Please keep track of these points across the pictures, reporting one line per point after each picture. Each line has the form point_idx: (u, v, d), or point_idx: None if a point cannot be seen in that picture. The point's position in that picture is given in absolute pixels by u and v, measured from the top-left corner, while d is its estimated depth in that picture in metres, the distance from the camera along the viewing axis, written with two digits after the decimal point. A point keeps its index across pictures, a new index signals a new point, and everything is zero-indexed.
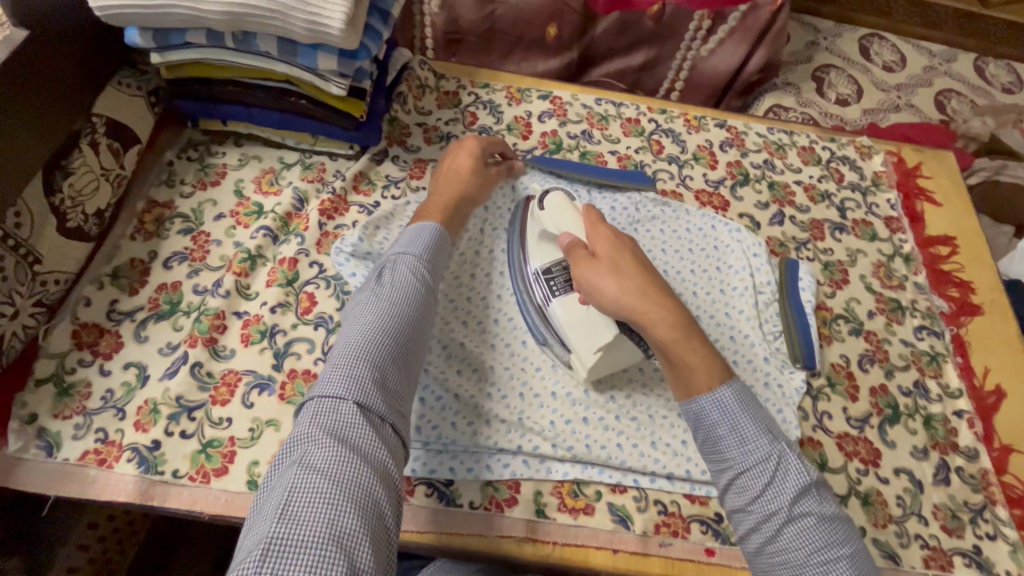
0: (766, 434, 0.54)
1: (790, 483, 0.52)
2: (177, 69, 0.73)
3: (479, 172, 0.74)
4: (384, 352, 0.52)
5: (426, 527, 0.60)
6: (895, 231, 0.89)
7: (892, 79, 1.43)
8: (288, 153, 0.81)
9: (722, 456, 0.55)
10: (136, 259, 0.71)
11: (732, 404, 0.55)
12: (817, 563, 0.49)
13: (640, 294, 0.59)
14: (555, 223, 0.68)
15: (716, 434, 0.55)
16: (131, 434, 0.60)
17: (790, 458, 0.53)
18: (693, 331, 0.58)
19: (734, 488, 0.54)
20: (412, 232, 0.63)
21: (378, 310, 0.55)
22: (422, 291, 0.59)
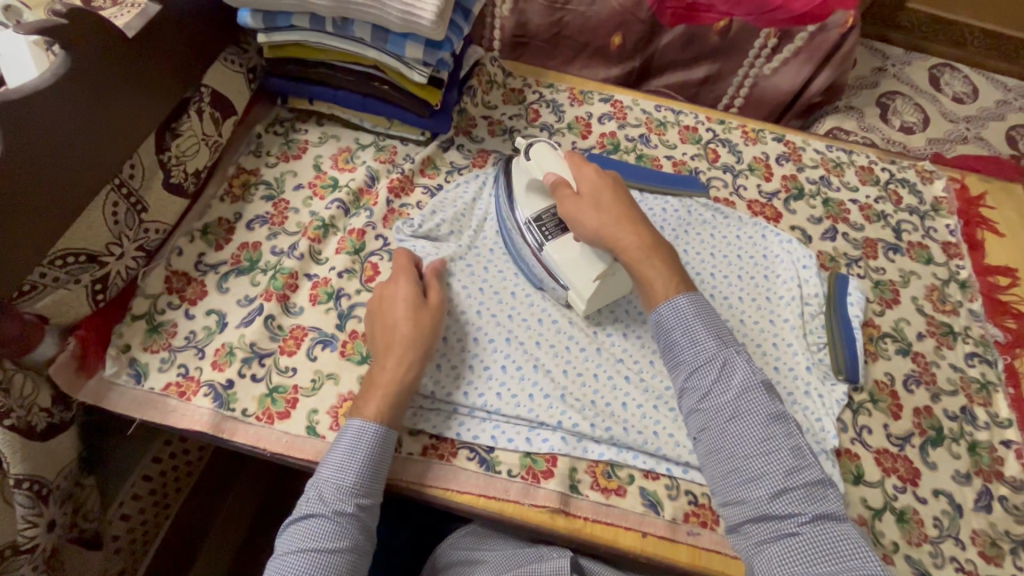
0: (716, 336, 0.59)
1: (735, 382, 0.57)
2: (277, 48, 0.81)
3: (422, 307, 0.66)
4: (337, 512, 0.56)
5: (466, 489, 0.63)
6: (952, 257, 0.88)
7: (961, 111, 1.40)
8: (364, 134, 0.87)
9: (677, 359, 0.60)
10: (224, 218, 0.78)
11: (687, 311, 0.60)
12: (760, 454, 0.54)
13: (614, 223, 0.65)
14: (542, 169, 0.73)
15: (673, 339, 0.61)
16: (209, 372, 0.66)
17: (736, 357, 0.58)
18: (657, 252, 0.64)
19: (687, 389, 0.59)
20: (358, 430, 0.59)
21: (333, 470, 0.57)
22: (364, 506, 0.57)
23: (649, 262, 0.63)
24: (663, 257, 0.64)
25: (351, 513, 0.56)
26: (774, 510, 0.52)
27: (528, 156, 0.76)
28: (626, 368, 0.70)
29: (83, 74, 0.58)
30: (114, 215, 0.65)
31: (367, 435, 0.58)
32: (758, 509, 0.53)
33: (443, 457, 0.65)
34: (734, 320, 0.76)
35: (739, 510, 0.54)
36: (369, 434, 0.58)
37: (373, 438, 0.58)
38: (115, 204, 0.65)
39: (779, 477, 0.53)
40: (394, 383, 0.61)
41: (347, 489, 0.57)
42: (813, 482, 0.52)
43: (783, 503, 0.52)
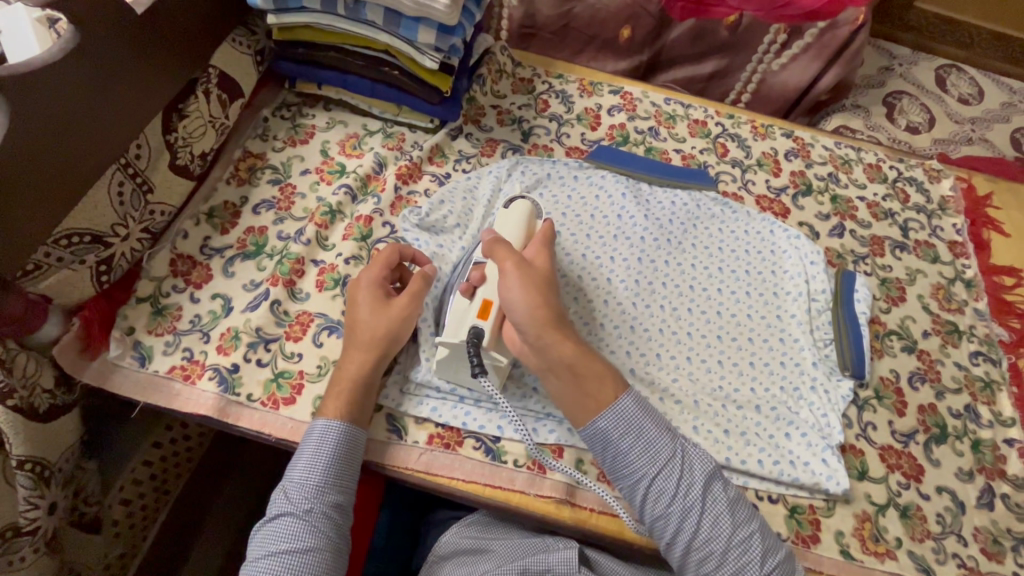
0: (664, 430, 0.58)
1: (696, 479, 0.56)
2: (287, 31, 0.80)
3: (385, 309, 0.64)
4: (305, 512, 0.55)
5: (473, 477, 0.63)
6: (959, 256, 0.88)
7: (967, 112, 1.40)
8: (372, 121, 0.87)
9: (627, 463, 0.57)
10: (229, 202, 0.77)
11: (633, 410, 0.58)
12: (737, 544, 0.55)
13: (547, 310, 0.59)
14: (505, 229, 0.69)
15: (622, 444, 0.57)
16: (214, 356, 0.65)
17: (691, 453, 0.58)
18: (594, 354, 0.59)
19: (650, 496, 0.56)
20: (314, 440, 0.58)
21: (299, 469, 0.57)
22: (329, 502, 0.57)
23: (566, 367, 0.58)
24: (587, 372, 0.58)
25: (320, 510, 0.56)
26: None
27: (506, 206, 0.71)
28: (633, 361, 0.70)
29: (92, 49, 0.57)
30: (119, 195, 0.64)
31: (330, 441, 0.58)
32: None
33: (449, 446, 0.65)
34: (741, 315, 0.76)
35: None
36: (331, 439, 0.58)
37: (335, 441, 0.58)
38: (120, 183, 0.64)
39: (757, 565, 0.55)
40: (354, 387, 0.61)
41: (315, 486, 0.56)
42: (782, 561, 0.56)
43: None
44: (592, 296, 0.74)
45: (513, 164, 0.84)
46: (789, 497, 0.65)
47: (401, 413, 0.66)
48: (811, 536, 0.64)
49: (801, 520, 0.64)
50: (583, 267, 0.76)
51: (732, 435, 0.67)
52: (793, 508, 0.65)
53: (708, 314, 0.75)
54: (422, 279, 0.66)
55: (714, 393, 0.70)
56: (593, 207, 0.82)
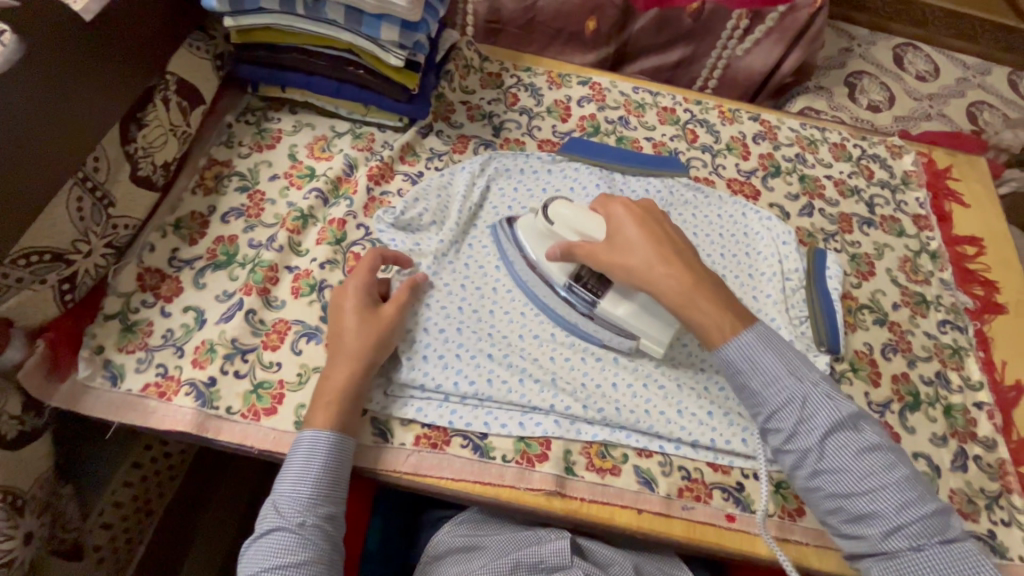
0: (790, 370, 0.61)
1: (820, 419, 0.58)
2: (245, 33, 0.78)
3: (374, 312, 0.65)
4: (298, 525, 0.55)
5: (460, 475, 0.63)
6: (923, 229, 0.90)
7: (924, 89, 1.44)
8: (340, 122, 0.85)
9: (754, 398, 0.62)
10: (197, 212, 0.75)
11: (755, 344, 0.62)
12: (864, 491, 0.56)
13: (649, 269, 0.65)
14: (569, 228, 0.69)
15: (745, 381, 0.62)
16: (189, 371, 0.64)
17: (817, 395, 0.59)
18: (702, 280, 0.65)
19: (770, 430, 0.61)
20: (306, 448, 0.57)
21: (288, 484, 0.57)
22: (321, 515, 0.56)
23: (690, 297, 0.63)
24: (705, 294, 0.64)
25: (312, 523, 0.55)
26: (889, 546, 0.55)
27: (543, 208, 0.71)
28: (615, 350, 0.71)
29: (40, 60, 0.55)
30: (79, 210, 0.62)
31: (323, 442, 0.58)
32: (872, 546, 0.56)
33: (436, 445, 0.64)
34: None
35: (857, 544, 0.57)
36: (322, 439, 0.58)
37: (326, 448, 0.58)
38: (79, 199, 0.62)
39: (890, 513, 0.55)
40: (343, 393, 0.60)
41: (306, 500, 0.56)
42: (929, 516, 0.55)
43: (897, 538, 0.55)
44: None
45: (486, 160, 0.84)
46: (774, 472, 0.67)
47: (386, 416, 0.65)
48: (796, 509, 0.65)
49: (785, 494, 0.66)
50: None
51: (716, 415, 0.68)
52: (778, 483, 0.66)
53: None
54: (409, 286, 0.68)
55: (697, 375, 0.70)
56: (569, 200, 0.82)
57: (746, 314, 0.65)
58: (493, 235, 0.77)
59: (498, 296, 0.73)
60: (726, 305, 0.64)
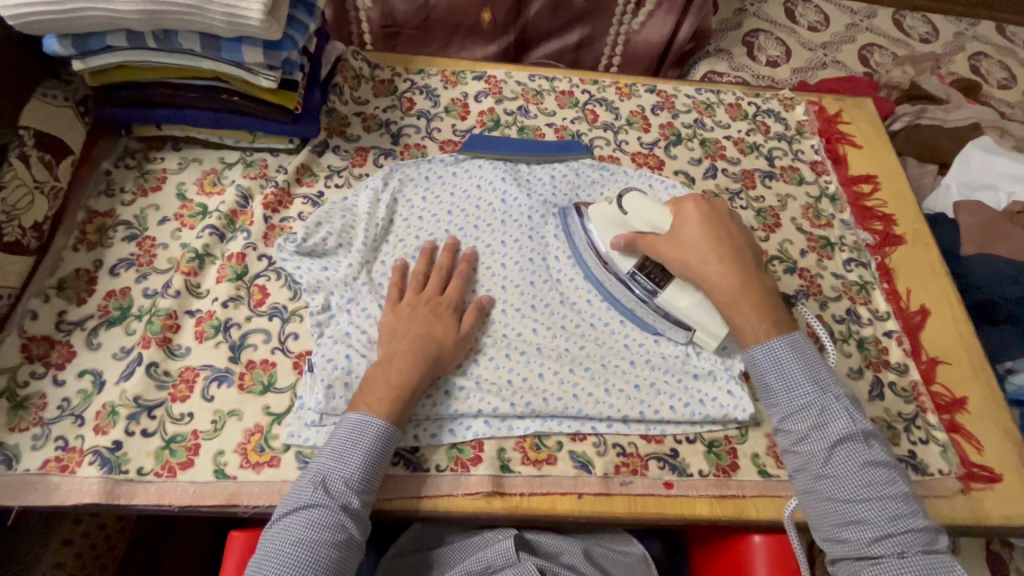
0: (816, 382, 0.60)
1: (834, 429, 0.58)
2: (102, 73, 0.73)
3: (458, 322, 0.67)
4: (342, 506, 0.55)
5: (394, 494, 0.62)
6: (821, 174, 0.94)
7: (817, 38, 1.49)
8: (228, 152, 0.82)
9: (776, 404, 0.61)
10: (82, 269, 0.71)
11: (785, 353, 0.61)
12: (862, 497, 0.55)
13: (701, 263, 0.66)
14: (643, 220, 0.71)
15: (767, 381, 0.62)
16: (92, 438, 0.60)
17: (837, 407, 0.59)
18: (750, 287, 0.64)
19: (784, 432, 0.60)
20: (359, 431, 0.58)
21: (334, 463, 0.56)
22: (359, 505, 0.56)
23: (735, 301, 0.64)
24: (749, 298, 0.64)
25: (354, 506, 0.55)
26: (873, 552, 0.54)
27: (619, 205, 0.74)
28: (539, 341, 0.70)
29: None
30: None
31: (369, 430, 0.58)
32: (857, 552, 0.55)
33: None
34: None
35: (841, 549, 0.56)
36: (374, 425, 0.58)
37: (376, 433, 0.58)
38: None
39: (881, 522, 0.54)
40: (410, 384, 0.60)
41: (346, 481, 0.56)
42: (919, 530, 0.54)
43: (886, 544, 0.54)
44: (490, 285, 0.74)
45: (386, 171, 0.82)
46: (705, 433, 0.69)
47: (311, 448, 0.63)
48: (730, 465, 0.67)
49: (718, 452, 0.68)
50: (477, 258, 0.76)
51: (644, 388, 0.68)
52: (710, 443, 0.68)
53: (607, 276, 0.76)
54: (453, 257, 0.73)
55: (622, 352, 0.71)
56: (478, 201, 0.81)
57: (786, 320, 0.64)
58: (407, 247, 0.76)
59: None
60: (766, 310, 0.63)
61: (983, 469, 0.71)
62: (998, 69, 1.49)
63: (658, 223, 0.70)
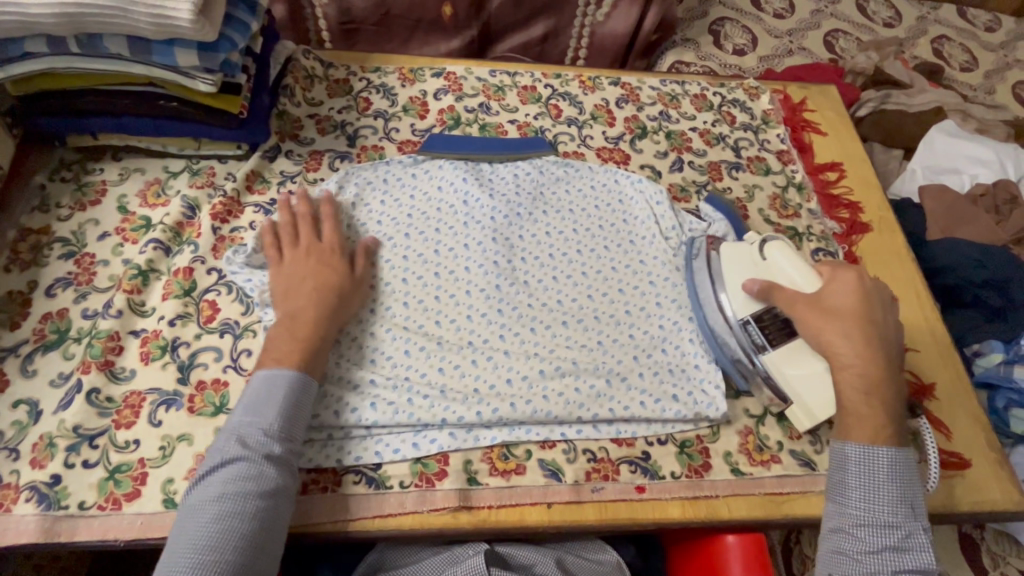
0: (907, 505, 0.59)
1: (911, 558, 0.57)
2: (25, 81, 0.69)
3: (351, 267, 0.68)
4: (264, 456, 0.54)
5: (358, 514, 0.60)
6: (787, 163, 0.93)
7: (783, 25, 1.49)
8: (172, 160, 0.78)
9: (843, 500, 0.60)
10: (15, 291, 0.67)
11: (887, 466, 0.59)
12: None
13: (844, 338, 0.62)
14: (784, 273, 0.68)
15: (853, 485, 0.59)
16: (28, 473, 0.57)
17: (919, 536, 0.58)
18: (880, 387, 0.61)
19: (851, 533, 0.58)
20: (268, 383, 0.57)
21: (250, 417, 0.56)
22: (282, 452, 0.55)
23: (873, 399, 0.61)
24: (876, 395, 0.61)
25: (276, 452, 0.55)
26: None
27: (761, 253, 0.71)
28: (506, 344, 0.68)
29: None
30: None
31: (280, 381, 0.58)
32: None
33: (327, 488, 0.60)
34: (604, 269, 0.75)
35: None
36: (283, 377, 0.58)
37: (287, 383, 0.58)
38: None
39: None
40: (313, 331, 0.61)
41: (265, 431, 0.55)
42: None
43: None
44: (453, 289, 0.71)
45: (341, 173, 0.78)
46: (677, 434, 0.67)
47: None
48: (703, 465, 0.66)
49: (690, 453, 0.66)
50: (439, 263, 0.73)
51: (613, 384, 0.67)
52: (682, 443, 0.67)
53: (574, 274, 0.74)
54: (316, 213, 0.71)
55: (593, 350, 0.69)
56: (438, 204, 0.78)
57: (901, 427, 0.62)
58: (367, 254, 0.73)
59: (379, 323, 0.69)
60: (888, 406, 0.61)
61: (952, 455, 0.71)
62: (960, 51, 1.50)
63: (798, 284, 0.67)
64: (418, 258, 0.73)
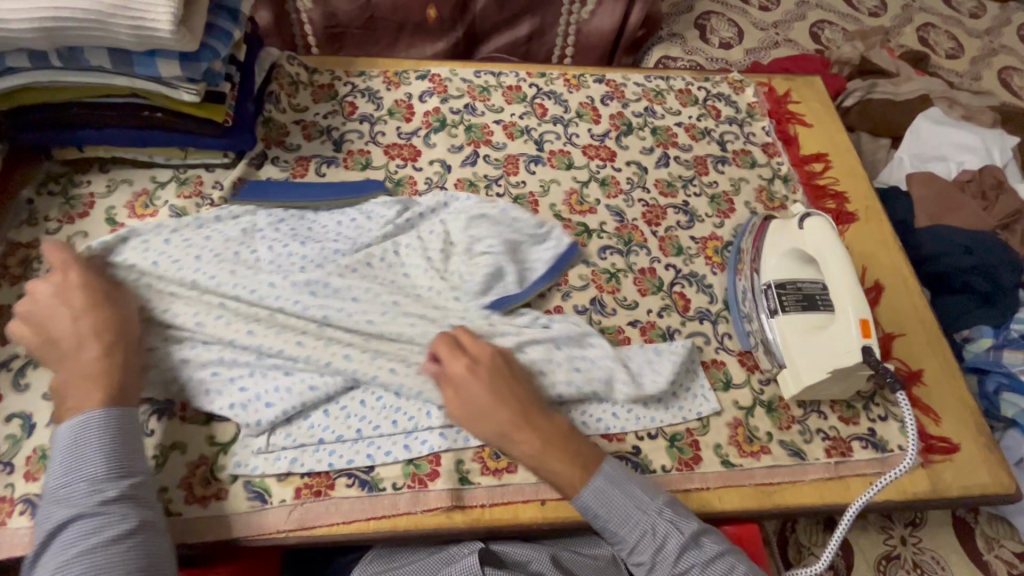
0: (638, 506, 0.58)
1: (671, 547, 0.56)
2: (7, 96, 0.69)
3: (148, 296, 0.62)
4: (99, 504, 0.50)
5: (353, 517, 0.60)
6: (772, 156, 0.94)
7: (769, 18, 1.49)
8: (159, 171, 0.78)
9: (618, 540, 0.58)
10: (5, 305, 0.67)
11: (604, 486, 0.58)
12: None
13: (516, 420, 0.59)
14: (816, 247, 0.74)
15: (602, 523, 0.58)
16: (23, 486, 0.57)
17: (666, 523, 0.57)
18: (567, 452, 0.59)
19: (634, 562, 0.58)
20: (77, 435, 0.52)
21: (69, 475, 0.51)
22: (124, 494, 0.51)
23: (544, 460, 0.58)
24: (557, 455, 0.58)
25: (114, 496, 0.51)
26: None
27: (800, 225, 0.77)
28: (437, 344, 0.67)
29: None
30: None
31: (89, 424, 0.53)
32: None
33: (320, 492, 0.60)
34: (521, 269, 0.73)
35: None
36: (99, 420, 0.53)
37: (100, 422, 0.53)
38: None
39: None
40: (110, 369, 0.55)
41: (91, 479, 0.51)
42: None
43: None
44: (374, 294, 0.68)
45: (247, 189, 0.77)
46: (667, 428, 0.68)
47: (259, 477, 0.60)
48: (693, 458, 0.66)
49: (681, 446, 0.67)
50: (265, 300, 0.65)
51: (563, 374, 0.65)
52: (673, 437, 0.67)
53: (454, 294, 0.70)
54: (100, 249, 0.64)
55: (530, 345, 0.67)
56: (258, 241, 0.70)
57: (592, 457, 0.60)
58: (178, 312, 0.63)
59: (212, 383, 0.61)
60: (572, 457, 0.59)
61: (941, 441, 0.72)
62: (946, 39, 1.50)
63: (828, 264, 0.72)
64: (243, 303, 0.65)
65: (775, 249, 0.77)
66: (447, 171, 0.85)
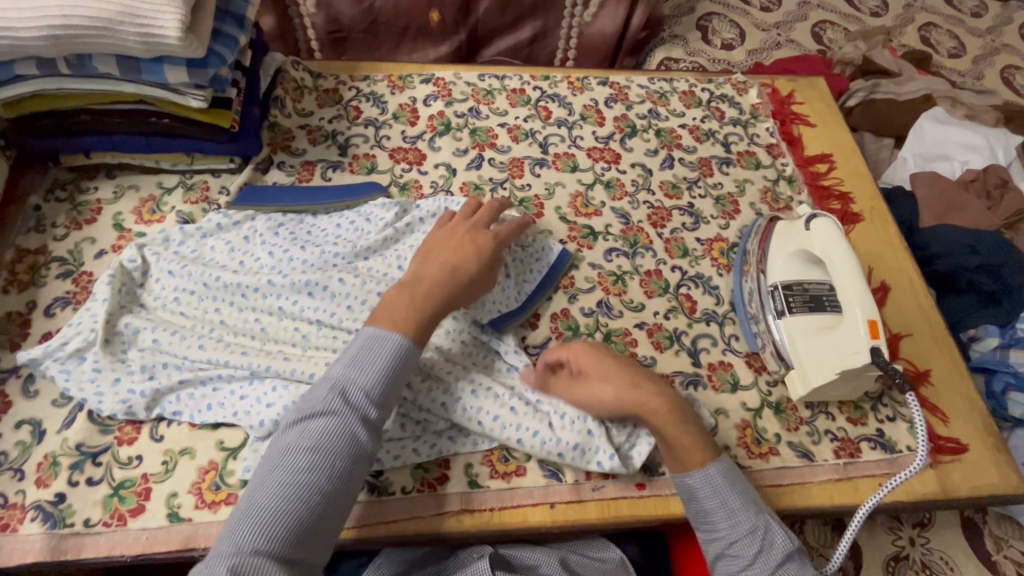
0: (749, 503, 0.59)
1: (778, 549, 0.56)
2: (14, 104, 0.69)
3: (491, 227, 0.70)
4: (357, 415, 0.54)
5: (363, 521, 0.60)
6: (776, 157, 0.94)
7: (771, 18, 1.49)
8: (167, 176, 0.78)
9: (712, 530, 0.58)
10: (14, 312, 0.67)
11: (720, 479, 0.59)
12: None
13: (631, 391, 0.62)
14: (820, 246, 0.73)
15: (706, 508, 0.59)
16: (34, 493, 0.57)
17: (773, 525, 0.58)
18: (684, 415, 0.61)
19: (727, 557, 0.57)
20: (374, 344, 0.57)
21: (355, 374, 0.55)
22: (367, 416, 0.54)
23: (670, 425, 0.60)
24: (679, 427, 0.60)
25: (374, 415, 0.55)
26: None
27: (807, 226, 0.76)
28: None
29: None
30: None
31: (388, 342, 0.57)
32: None
33: None
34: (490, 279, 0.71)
35: None
36: (388, 338, 0.57)
37: (393, 346, 0.57)
38: None
39: None
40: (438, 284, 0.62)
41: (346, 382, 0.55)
42: None
43: None
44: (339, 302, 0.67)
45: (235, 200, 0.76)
46: None
47: None
48: None
49: None
50: (255, 308, 0.66)
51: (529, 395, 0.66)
52: None
53: None
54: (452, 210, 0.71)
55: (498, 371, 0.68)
56: (242, 251, 0.70)
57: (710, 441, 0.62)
58: (164, 328, 0.65)
59: (198, 396, 0.62)
60: (692, 428, 0.61)
61: (950, 441, 0.72)
62: (947, 38, 1.50)
63: (832, 264, 0.70)
64: (207, 315, 0.66)
65: (781, 250, 0.77)
66: (452, 175, 0.85)
